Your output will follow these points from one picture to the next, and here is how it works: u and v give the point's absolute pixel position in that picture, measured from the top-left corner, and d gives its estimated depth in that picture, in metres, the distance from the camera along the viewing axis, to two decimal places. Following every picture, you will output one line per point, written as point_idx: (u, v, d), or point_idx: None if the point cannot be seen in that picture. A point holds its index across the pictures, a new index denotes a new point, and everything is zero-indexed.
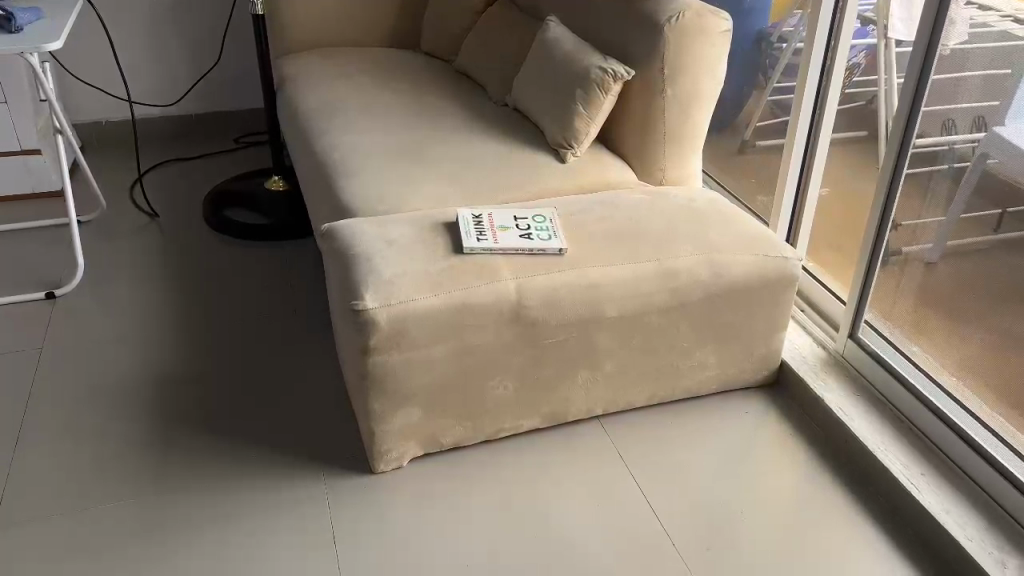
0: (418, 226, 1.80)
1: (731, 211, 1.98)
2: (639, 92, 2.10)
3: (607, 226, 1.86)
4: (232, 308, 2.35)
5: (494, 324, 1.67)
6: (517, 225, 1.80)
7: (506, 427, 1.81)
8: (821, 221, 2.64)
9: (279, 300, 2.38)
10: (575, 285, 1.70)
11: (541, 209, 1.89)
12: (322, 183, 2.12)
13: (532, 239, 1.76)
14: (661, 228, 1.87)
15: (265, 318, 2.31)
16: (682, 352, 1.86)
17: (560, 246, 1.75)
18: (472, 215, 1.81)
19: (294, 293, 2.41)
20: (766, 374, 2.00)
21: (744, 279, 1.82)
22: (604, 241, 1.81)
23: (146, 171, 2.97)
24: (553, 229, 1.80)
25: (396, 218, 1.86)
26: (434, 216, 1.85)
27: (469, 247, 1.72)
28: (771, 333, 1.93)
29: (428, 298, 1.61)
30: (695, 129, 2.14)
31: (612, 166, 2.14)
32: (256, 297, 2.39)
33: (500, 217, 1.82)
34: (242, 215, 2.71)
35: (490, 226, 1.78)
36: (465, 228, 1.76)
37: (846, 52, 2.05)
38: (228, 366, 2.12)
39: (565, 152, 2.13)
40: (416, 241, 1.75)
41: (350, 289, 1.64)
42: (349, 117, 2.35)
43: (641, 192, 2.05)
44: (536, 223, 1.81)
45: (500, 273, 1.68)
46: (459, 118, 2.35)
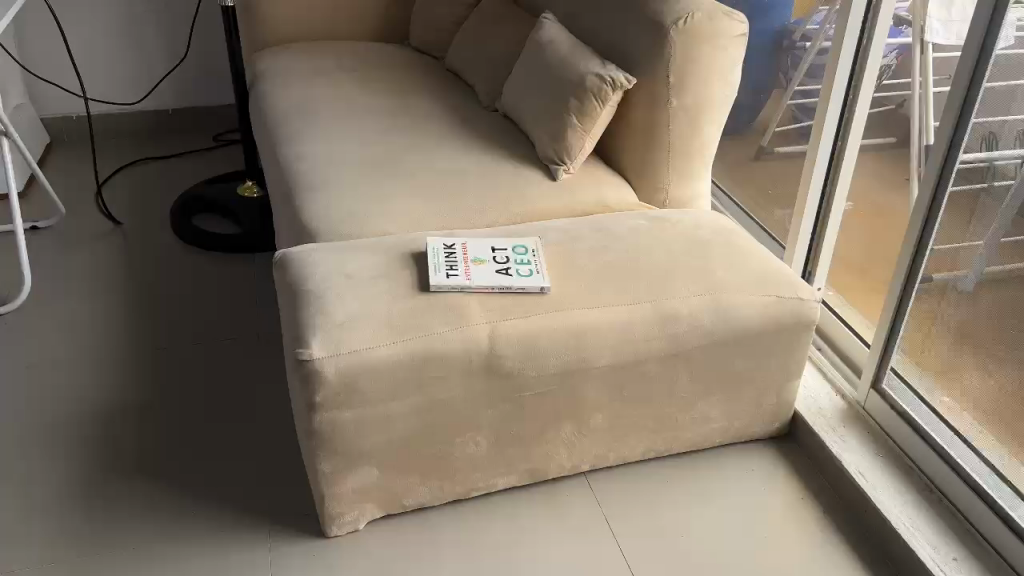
0: (382, 257, 1.59)
1: (742, 241, 1.75)
2: (641, 102, 1.86)
3: (599, 257, 1.63)
4: (192, 328, 2.14)
5: (462, 375, 1.45)
6: (494, 258, 1.57)
7: (478, 486, 1.60)
8: (849, 234, 2.35)
9: (243, 321, 2.17)
10: (557, 330, 1.48)
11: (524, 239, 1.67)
12: (284, 197, 1.90)
13: (511, 275, 1.54)
14: (661, 260, 1.64)
15: (227, 341, 2.10)
16: (681, 404, 1.64)
17: (543, 284, 1.53)
18: (443, 245, 1.59)
19: (261, 313, 2.20)
20: (777, 424, 1.77)
21: (753, 324, 1.59)
22: (594, 276, 1.58)
23: (115, 170, 2.77)
24: (536, 262, 1.57)
25: (358, 246, 1.64)
26: (402, 244, 1.63)
27: (436, 284, 1.50)
28: (784, 381, 1.69)
29: (386, 346, 1.40)
30: (703, 144, 1.91)
31: (609, 184, 1.92)
32: (219, 317, 2.19)
33: (476, 248, 1.59)
34: (212, 223, 2.50)
35: (464, 258, 1.56)
36: (433, 261, 1.54)
37: (876, 62, 1.80)
38: (181, 398, 1.92)
39: (557, 168, 1.90)
40: (377, 275, 1.53)
41: (298, 333, 1.43)
42: (321, 122, 2.13)
43: (640, 214, 1.82)
44: (516, 255, 1.58)
45: (471, 316, 1.46)
46: (443, 124, 2.13)
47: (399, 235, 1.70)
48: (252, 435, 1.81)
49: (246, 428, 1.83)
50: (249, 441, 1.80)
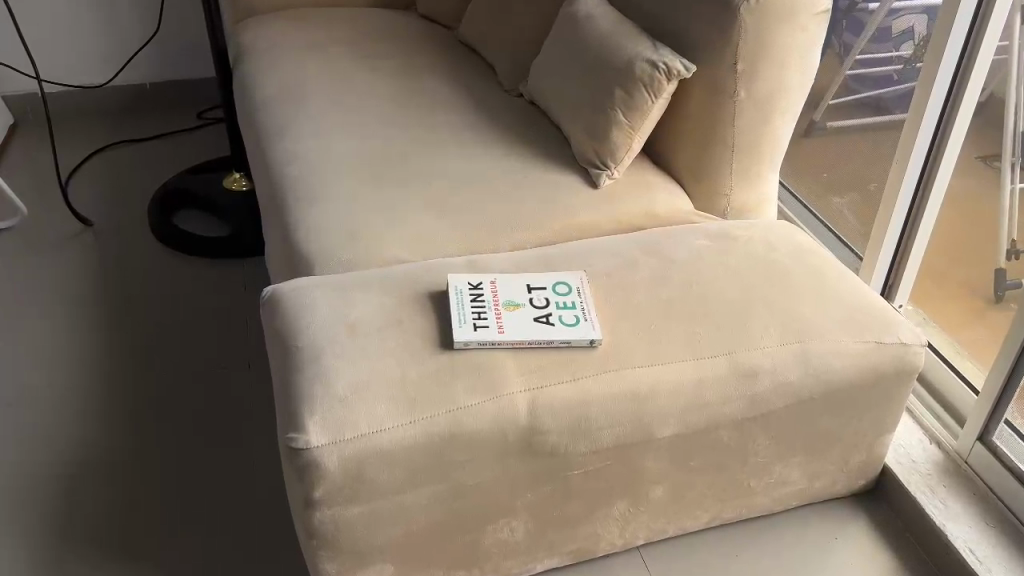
0: (391, 300, 1.29)
1: (826, 267, 1.44)
2: (700, 94, 1.54)
3: (657, 293, 1.34)
4: (172, 353, 1.86)
5: (495, 456, 1.16)
6: (532, 300, 1.27)
7: (513, 571, 1.33)
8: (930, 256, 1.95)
9: (230, 341, 1.88)
10: (611, 396, 1.20)
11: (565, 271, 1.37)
12: (273, 210, 1.59)
13: (553, 325, 1.24)
14: (732, 297, 1.35)
15: (211, 368, 1.82)
16: (756, 470, 1.36)
17: (592, 337, 1.23)
18: (468, 287, 1.29)
19: (250, 330, 1.91)
20: (863, 482, 1.50)
21: (846, 378, 1.30)
22: (653, 321, 1.29)
23: (85, 156, 2.45)
24: (582, 305, 1.27)
25: (361, 283, 1.34)
26: (416, 282, 1.33)
27: (460, 340, 1.20)
28: (875, 436, 1.41)
29: (400, 427, 1.12)
30: (772, 140, 1.59)
31: (660, 191, 1.61)
32: (202, 337, 1.90)
33: (508, 286, 1.29)
34: (194, 221, 2.20)
35: (494, 304, 1.26)
36: (457, 309, 1.24)
37: (992, 43, 1.46)
38: (158, 445, 1.65)
39: (598, 173, 1.59)
40: (387, 325, 1.24)
41: (290, 409, 1.14)
42: (316, 111, 1.81)
43: (700, 231, 1.52)
44: (557, 296, 1.29)
45: (506, 382, 1.18)
46: (460, 113, 1.81)
47: (413, 264, 1.40)
48: (241, 495, 1.55)
49: (234, 487, 1.56)
50: (237, 503, 1.53)
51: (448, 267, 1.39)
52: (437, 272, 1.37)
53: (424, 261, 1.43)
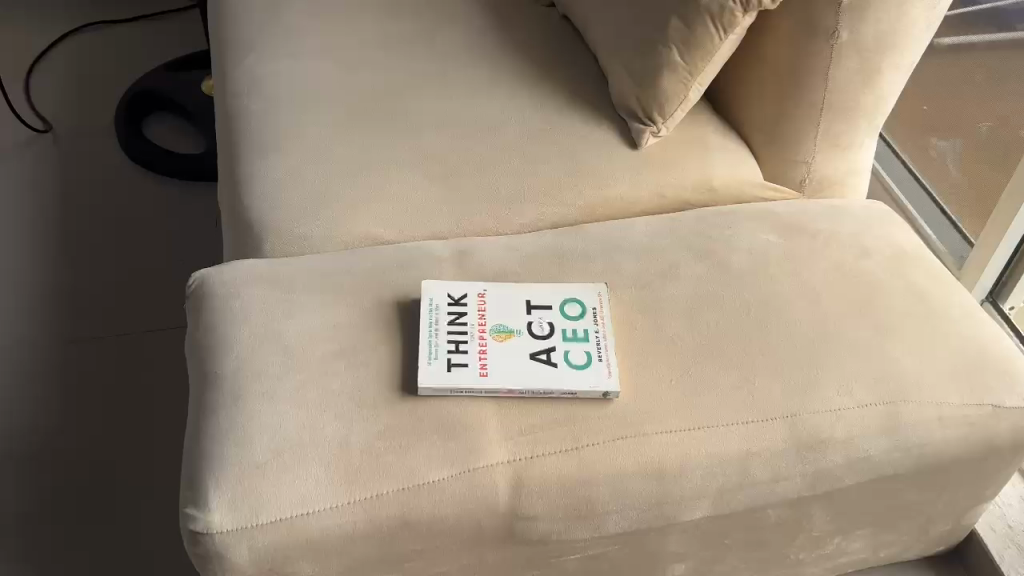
0: (346, 314, 0.98)
1: (931, 288, 1.09)
2: (789, 34, 1.15)
3: (702, 320, 1.00)
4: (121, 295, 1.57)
5: (463, 541, 0.88)
6: (530, 326, 0.95)
7: None
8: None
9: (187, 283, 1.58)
10: (625, 471, 0.89)
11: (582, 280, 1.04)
12: (225, 153, 1.26)
13: (555, 366, 0.92)
14: (802, 330, 1.01)
15: (161, 315, 1.52)
16: (809, 543, 1.06)
17: (605, 386, 0.91)
18: (447, 302, 0.97)
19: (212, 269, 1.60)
20: (941, 547, 1.19)
21: (944, 451, 0.98)
22: (691, 364, 0.96)
23: (55, 38, 2.12)
24: (596, 337, 0.95)
25: (311, 280, 1.02)
26: (382, 285, 1.01)
27: (426, 386, 0.89)
28: (967, 507, 1.10)
29: (334, 510, 0.83)
30: (872, 101, 1.20)
31: (719, 156, 1.24)
32: (158, 277, 1.60)
33: (501, 303, 0.97)
34: (167, 132, 1.87)
35: (478, 330, 0.94)
36: (427, 338, 0.93)
37: None
38: (86, 413, 1.37)
39: (641, 130, 1.22)
40: (333, 355, 0.93)
41: (194, 471, 0.86)
42: (296, 17, 1.44)
43: (766, 222, 1.16)
44: (565, 321, 0.96)
45: (485, 447, 0.88)
46: (476, 29, 1.43)
47: (384, 252, 1.08)
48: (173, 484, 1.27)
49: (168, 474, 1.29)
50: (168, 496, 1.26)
51: (430, 261, 1.06)
52: (413, 268, 1.05)
53: (402, 246, 1.10)
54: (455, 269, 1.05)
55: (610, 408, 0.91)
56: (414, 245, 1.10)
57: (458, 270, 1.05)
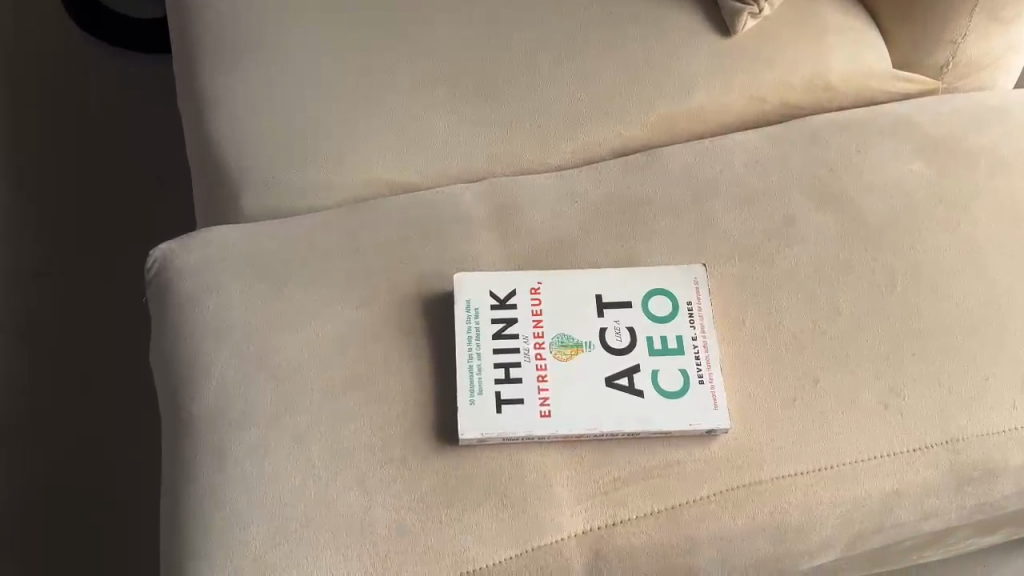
0: (355, 320, 0.73)
1: None
2: None
3: (828, 307, 0.75)
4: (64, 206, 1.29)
5: None
6: (604, 336, 0.71)
7: None
8: None
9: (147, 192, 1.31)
10: (734, 531, 0.68)
11: (667, 257, 0.77)
12: (182, 63, 0.97)
13: (641, 395, 0.68)
14: (962, 312, 0.75)
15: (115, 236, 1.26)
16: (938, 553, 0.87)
17: (711, 424, 0.68)
18: (490, 305, 0.71)
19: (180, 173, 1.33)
20: None
21: None
22: (817, 376, 0.72)
23: None
24: (693, 349, 0.71)
25: (304, 267, 0.77)
26: (400, 273, 0.76)
27: (470, 433, 0.66)
28: None
29: None
30: None
31: (839, 43, 0.94)
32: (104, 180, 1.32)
33: (563, 302, 0.72)
34: None
35: (534, 345, 0.70)
36: (467, 361, 0.69)
37: None
38: (43, 366, 1.15)
39: (736, 12, 0.91)
40: (343, 390, 0.70)
41: (178, 560, 0.66)
42: None
43: (909, 139, 0.86)
44: (651, 327, 0.71)
45: (552, 514, 0.66)
46: None
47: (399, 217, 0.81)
48: (154, 459, 1.09)
49: (152, 445, 1.10)
50: (149, 474, 1.08)
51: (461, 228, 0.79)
52: (440, 244, 0.78)
53: (424, 202, 0.83)
54: (495, 240, 0.78)
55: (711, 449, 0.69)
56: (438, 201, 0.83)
57: (499, 241, 0.79)
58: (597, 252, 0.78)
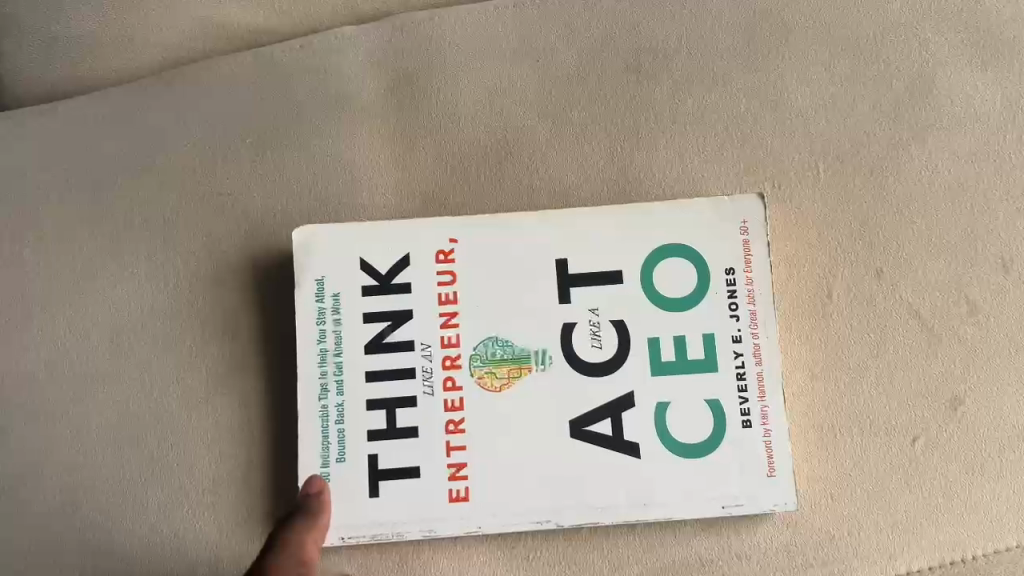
0: (130, 312, 0.42)
1: None
2: None
3: (977, 262, 0.41)
4: None
5: None
6: (568, 342, 0.39)
7: None
8: None
9: None
10: None
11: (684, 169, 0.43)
12: None
13: (635, 456, 0.38)
14: None
15: None
16: None
17: (760, 504, 0.38)
18: (362, 287, 0.40)
19: None
20: None
21: None
22: (943, 400, 0.40)
23: None
24: (733, 361, 0.39)
25: (27, 186, 0.43)
26: (206, 219, 0.43)
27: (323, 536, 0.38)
28: None
29: None
30: None
31: None
32: None
33: (498, 278, 0.40)
34: None
35: (440, 365, 0.39)
36: (319, 400, 0.39)
37: None
38: None
39: None
40: (108, 449, 0.41)
41: None
42: None
43: None
44: (656, 323, 0.39)
45: None
46: None
47: (197, 73, 0.43)
48: None
49: None
50: None
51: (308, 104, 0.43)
52: (272, 147, 0.43)
53: (244, 35, 0.45)
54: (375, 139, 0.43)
55: (756, 548, 0.39)
56: (271, 33, 0.45)
57: (372, 135, 0.43)
58: (558, 154, 0.43)
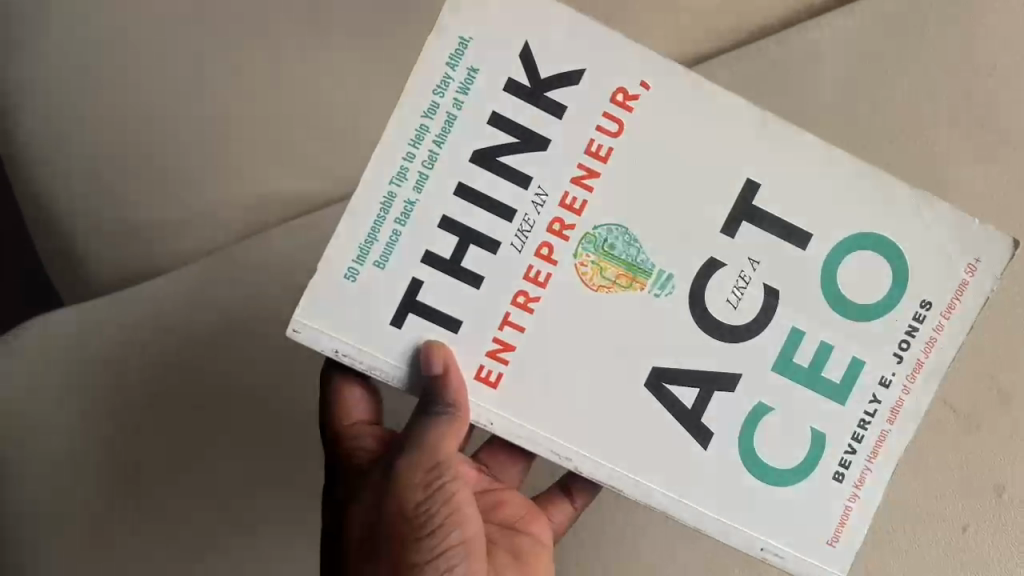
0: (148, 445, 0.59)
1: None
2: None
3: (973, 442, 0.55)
4: None
5: None
6: (613, 277, 0.42)
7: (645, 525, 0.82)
8: None
9: None
10: None
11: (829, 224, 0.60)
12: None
13: (704, 446, 0.43)
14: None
15: None
16: None
17: (799, 568, 0.44)
18: (473, 149, 0.41)
19: None
20: None
21: None
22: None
23: None
24: (867, 406, 0.44)
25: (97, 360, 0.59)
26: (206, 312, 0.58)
27: (356, 358, 0.41)
28: None
29: None
30: None
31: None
32: None
33: (582, 250, 0.42)
34: None
35: (490, 344, 0.42)
36: (369, 310, 0.41)
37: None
38: None
39: None
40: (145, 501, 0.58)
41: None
42: None
43: None
44: (795, 352, 0.43)
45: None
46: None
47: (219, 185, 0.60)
48: None
49: None
50: None
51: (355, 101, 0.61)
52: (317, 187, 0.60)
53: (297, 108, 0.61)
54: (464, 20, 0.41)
55: None
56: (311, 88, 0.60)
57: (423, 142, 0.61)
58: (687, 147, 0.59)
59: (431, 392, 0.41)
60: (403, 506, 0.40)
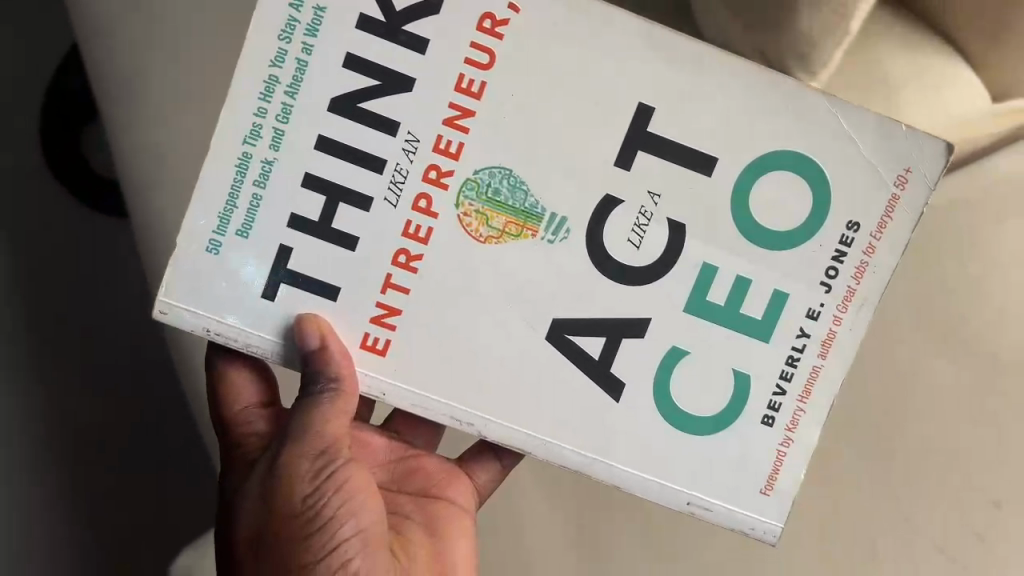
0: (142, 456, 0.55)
1: None
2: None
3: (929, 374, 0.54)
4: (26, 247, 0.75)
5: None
6: (497, 221, 0.38)
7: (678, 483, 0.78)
8: None
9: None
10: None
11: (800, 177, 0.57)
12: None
13: (615, 399, 0.40)
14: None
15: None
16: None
17: (729, 520, 0.41)
18: (329, 98, 0.37)
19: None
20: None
21: None
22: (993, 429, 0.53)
23: None
24: (796, 342, 0.40)
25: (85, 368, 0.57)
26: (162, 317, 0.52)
27: (229, 334, 0.38)
28: None
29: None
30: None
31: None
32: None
33: (458, 195, 0.38)
34: None
35: (373, 310, 0.39)
36: (236, 283, 0.38)
37: None
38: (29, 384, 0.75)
39: None
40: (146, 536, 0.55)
41: None
42: None
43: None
44: (705, 287, 0.39)
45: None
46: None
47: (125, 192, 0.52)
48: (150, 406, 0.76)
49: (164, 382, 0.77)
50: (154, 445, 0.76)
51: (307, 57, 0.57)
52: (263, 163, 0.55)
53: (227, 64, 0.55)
54: None
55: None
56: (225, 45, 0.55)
57: None
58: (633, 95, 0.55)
59: (312, 369, 0.38)
60: (290, 504, 0.37)
